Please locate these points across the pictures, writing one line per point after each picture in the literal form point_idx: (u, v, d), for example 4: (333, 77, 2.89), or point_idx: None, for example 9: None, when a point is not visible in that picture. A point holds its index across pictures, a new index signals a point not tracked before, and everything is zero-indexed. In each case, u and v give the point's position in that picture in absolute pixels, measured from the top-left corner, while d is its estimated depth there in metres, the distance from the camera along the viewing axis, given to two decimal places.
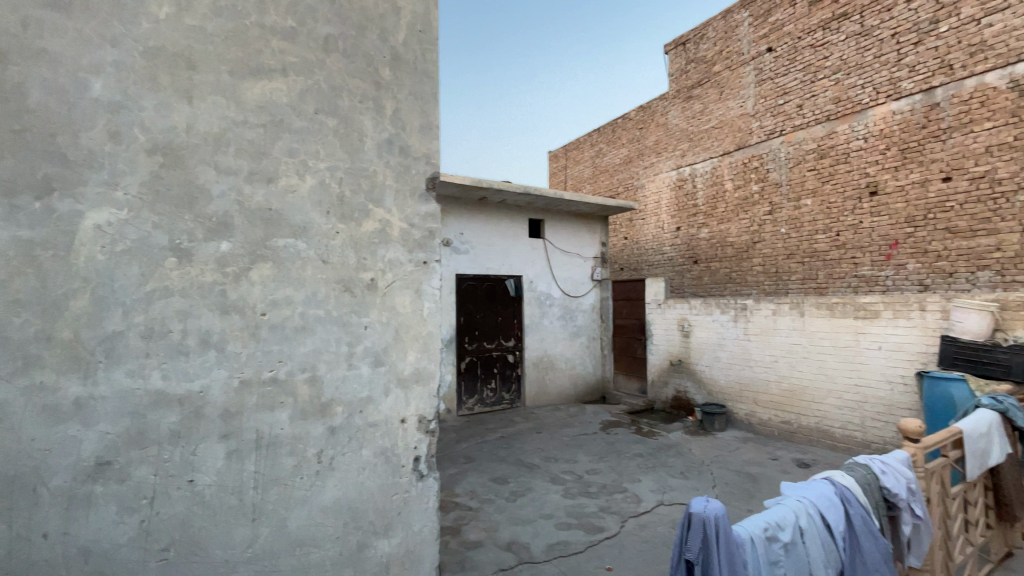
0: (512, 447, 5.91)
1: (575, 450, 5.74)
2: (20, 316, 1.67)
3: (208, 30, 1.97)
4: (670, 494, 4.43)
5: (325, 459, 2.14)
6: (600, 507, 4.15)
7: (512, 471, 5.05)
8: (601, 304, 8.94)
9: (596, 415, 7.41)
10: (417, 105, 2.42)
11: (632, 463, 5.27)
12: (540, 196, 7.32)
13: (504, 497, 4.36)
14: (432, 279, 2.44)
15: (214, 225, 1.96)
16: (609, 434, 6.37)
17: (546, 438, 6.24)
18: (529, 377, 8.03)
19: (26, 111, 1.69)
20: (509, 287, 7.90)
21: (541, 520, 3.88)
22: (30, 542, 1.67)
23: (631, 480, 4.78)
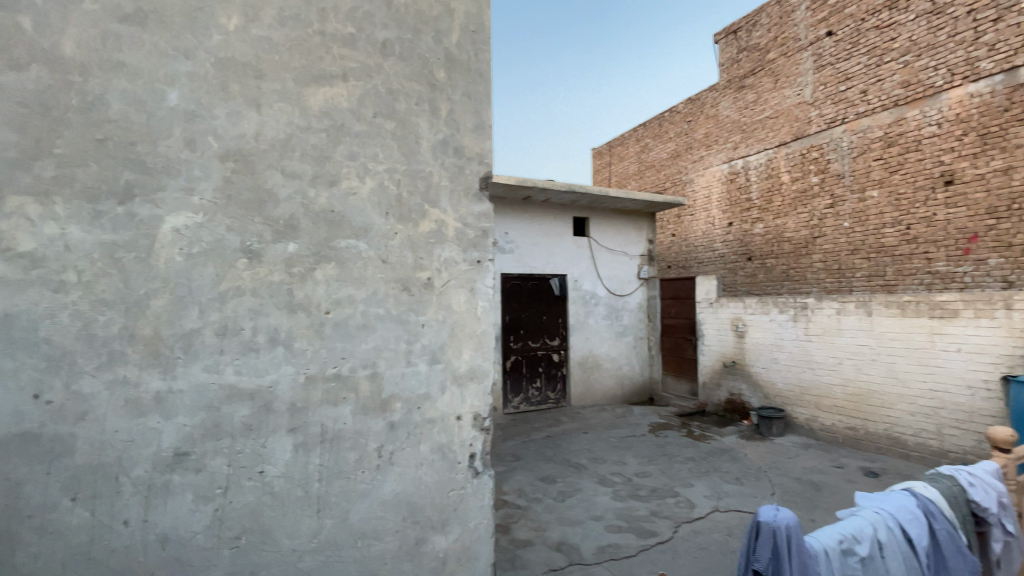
0: (560, 446, 5.86)
1: (624, 451, 5.62)
2: (105, 315, 1.80)
3: (274, 40, 2.05)
4: (726, 500, 4.25)
5: (386, 453, 2.19)
6: (651, 511, 4.04)
7: (561, 470, 5.01)
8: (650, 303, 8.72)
9: (645, 416, 7.24)
10: (471, 105, 2.43)
11: (684, 467, 5.09)
12: (585, 194, 7.21)
13: (553, 497, 4.32)
14: (487, 278, 2.43)
15: (282, 227, 2.04)
16: (660, 436, 6.20)
17: (594, 439, 6.15)
18: (575, 376, 7.92)
19: (106, 120, 1.82)
20: (554, 286, 7.85)
21: (591, 522, 3.82)
22: (111, 530, 1.79)
23: (684, 485, 4.61)
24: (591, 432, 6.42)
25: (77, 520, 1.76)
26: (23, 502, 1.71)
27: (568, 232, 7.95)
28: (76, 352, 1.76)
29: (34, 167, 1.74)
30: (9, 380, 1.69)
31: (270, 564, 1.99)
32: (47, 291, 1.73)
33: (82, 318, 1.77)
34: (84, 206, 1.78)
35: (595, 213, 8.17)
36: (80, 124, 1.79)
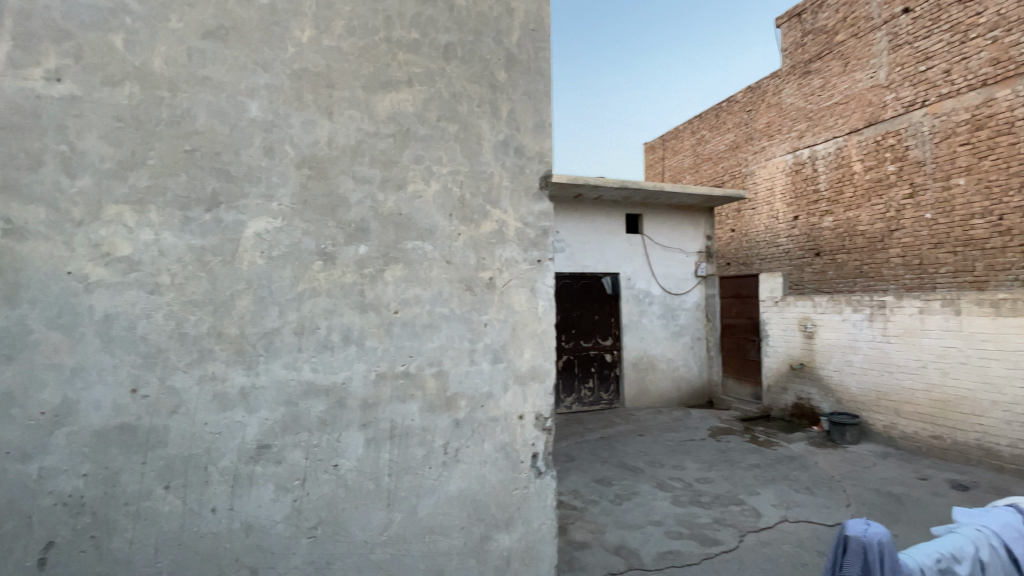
0: (614, 448, 5.74)
1: (683, 456, 5.42)
2: (195, 315, 1.88)
3: (344, 50, 2.11)
4: (796, 510, 4.01)
5: (451, 450, 2.22)
6: (713, 518, 3.87)
7: (617, 473, 4.90)
8: (708, 302, 8.36)
9: (704, 420, 6.95)
10: (531, 104, 2.41)
11: (749, 474, 4.84)
12: (639, 190, 7.03)
13: (610, 500, 4.24)
14: (547, 277, 2.40)
15: (354, 230, 2.10)
16: (721, 441, 5.94)
17: (650, 441, 5.97)
18: (629, 378, 7.73)
19: (195, 133, 1.90)
20: (606, 285, 7.72)
21: (650, 527, 3.71)
22: (201, 515, 1.88)
23: (749, 493, 4.39)
24: (648, 435, 6.24)
25: (169, 506, 1.85)
26: (122, 489, 1.81)
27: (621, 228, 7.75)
28: (169, 350, 1.85)
29: (130, 178, 1.83)
30: (111, 376, 1.79)
31: (344, 554, 2.04)
32: (143, 294, 1.83)
33: (174, 318, 1.86)
34: (175, 214, 1.87)
35: (650, 209, 7.94)
36: (170, 136, 1.87)
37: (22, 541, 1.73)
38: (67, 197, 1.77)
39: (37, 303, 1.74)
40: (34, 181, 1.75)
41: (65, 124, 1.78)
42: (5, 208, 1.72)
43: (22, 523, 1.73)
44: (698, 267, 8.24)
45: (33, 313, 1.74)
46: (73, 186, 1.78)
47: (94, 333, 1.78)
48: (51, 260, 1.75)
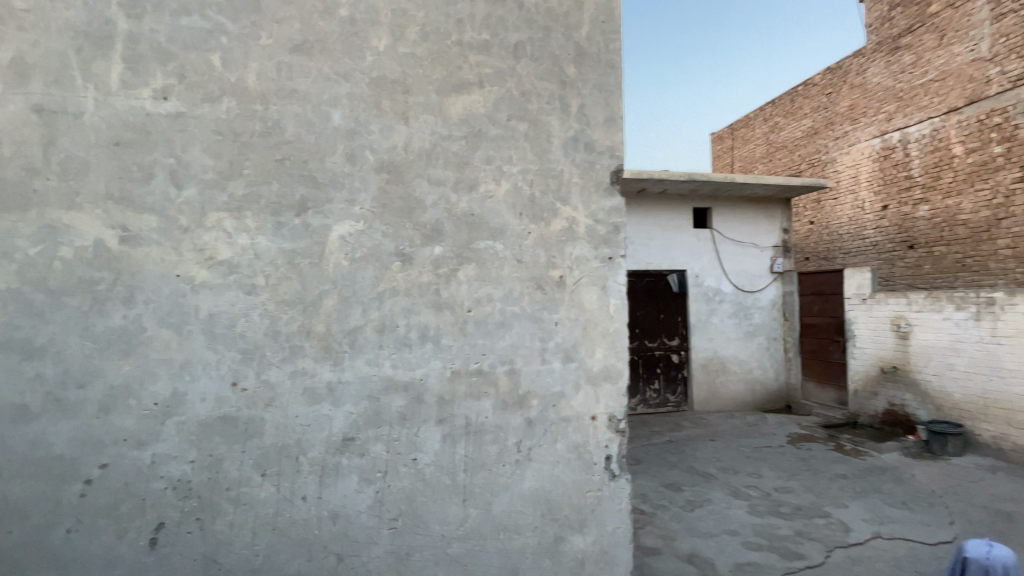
0: (683, 452, 5.51)
1: (759, 463, 5.11)
2: (287, 314, 1.98)
3: (418, 55, 2.16)
4: (890, 526, 3.65)
5: (524, 449, 2.22)
6: (795, 531, 3.60)
7: (687, 478, 4.69)
8: (784, 301, 7.76)
9: (781, 426, 6.51)
10: (601, 98, 2.35)
11: (835, 486, 4.46)
12: (706, 182, 6.68)
13: (680, 506, 4.06)
14: (619, 275, 2.33)
15: (429, 231, 2.15)
16: (801, 449, 5.54)
17: (722, 447, 5.67)
18: (698, 379, 7.39)
19: (285, 143, 2.00)
20: (673, 282, 7.44)
21: (725, 536, 3.52)
22: (293, 503, 1.95)
23: (835, 505, 4.06)
24: (718, 440, 5.94)
25: (264, 493, 1.93)
26: (224, 475, 1.89)
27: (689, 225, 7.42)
28: (265, 346, 1.96)
29: (229, 187, 1.94)
30: (214, 370, 1.90)
31: (422, 547, 2.08)
32: (242, 294, 1.94)
33: (269, 317, 1.96)
34: (269, 219, 1.98)
35: (719, 202, 7.54)
36: (263, 147, 1.98)
37: (134, 523, 1.82)
38: (175, 206, 1.90)
39: (151, 303, 1.86)
40: (145, 192, 1.88)
41: (172, 139, 1.90)
42: (121, 216, 1.85)
43: (137, 505, 1.83)
44: (774, 263, 7.72)
45: (147, 313, 1.86)
46: (180, 196, 1.90)
47: (199, 330, 1.90)
48: (162, 264, 1.87)
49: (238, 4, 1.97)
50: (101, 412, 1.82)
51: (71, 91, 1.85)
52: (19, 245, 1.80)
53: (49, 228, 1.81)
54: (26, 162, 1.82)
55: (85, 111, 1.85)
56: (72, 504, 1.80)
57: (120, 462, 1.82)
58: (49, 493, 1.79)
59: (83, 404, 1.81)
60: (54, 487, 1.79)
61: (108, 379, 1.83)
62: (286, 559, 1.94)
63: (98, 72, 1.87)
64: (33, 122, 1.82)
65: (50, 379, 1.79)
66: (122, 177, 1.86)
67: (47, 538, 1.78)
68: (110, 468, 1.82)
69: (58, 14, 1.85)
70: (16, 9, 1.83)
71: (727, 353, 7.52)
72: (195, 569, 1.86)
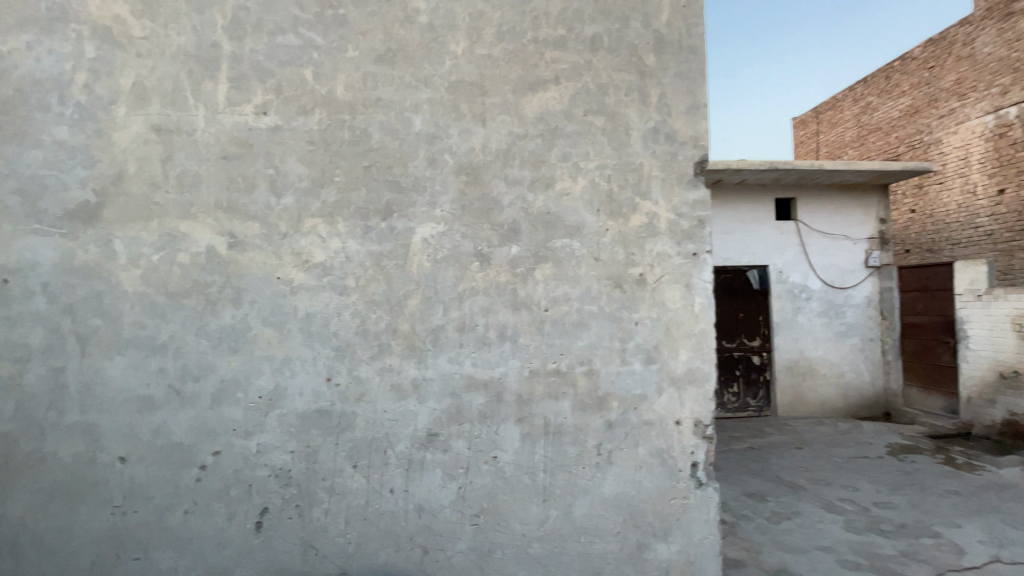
0: (766, 460, 5.14)
1: (855, 474, 4.65)
2: (376, 313, 2.06)
3: (495, 56, 2.17)
4: (1015, 552, 3.21)
5: (605, 452, 2.16)
6: (900, 551, 3.24)
7: (773, 488, 4.35)
8: (882, 298, 6.96)
9: (879, 435, 5.90)
10: (683, 86, 2.24)
11: (945, 503, 3.98)
12: (788, 170, 6.10)
13: (765, 517, 3.75)
14: (704, 272, 2.21)
15: (506, 231, 2.13)
16: (905, 461, 4.99)
17: (810, 456, 5.22)
18: (782, 383, 6.83)
19: (371, 150, 2.08)
20: (753, 278, 6.90)
21: (817, 552, 3.21)
22: (382, 495, 2.02)
23: (948, 525, 3.61)
24: (806, 449, 5.47)
25: (356, 484, 2.01)
26: (320, 466, 1.99)
27: (770, 216, 6.88)
28: (356, 344, 2.05)
29: (322, 194, 2.05)
30: (311, 366, 2.01)
31: (503, 544, 2.09)
32: (335, 295, 2.04)
33: (359, 316, 2.05)
34: (358, 224, 2.06)
35: (804, 192, 6.91)
36: (352, 154, 2.07)
37: (242, 507, 1.95)
38: (275, 213, 2.02)
39: (255, 303, 1.99)
40: (250, 201, 2.00)
41: (272, 151, 2.02)
42: (230, 225, 1.99)
43: (243, 491, 1.95)
44: (869, 257, 6.91)
45: (253, 312, 1.99)
46: (279, 204, 2.02)
47: (298, 329, 2.02)
48: (265, 267, 2.00)
49: (327, 20, 2.07)
50: (212, 404, 1.95)
51: (184, 110, 1.98)
52: (144, 253, 1.94)
53: (168, 237, 1.96)
54: (148, 177, 1.96)
55: (196, 128, 1.98)
56: (189, 488, 1.93)
57: (229, 450, 1.95)
58: (169, 478, 1.92)
59: (197, 397, 1.94)
60: (174, 472, 1.93)
61: (219, 373, 1.96)
62: (375, 548, 2.01)
63: (206, 91, 1.99)
64: (154, 140, 1.96)
65: (170, 373, 1.94)
66: (230, 188, 1.99)
67: (168, 520, 1.92)
68: (220, 456, 1.95)
69: (171, 39, 1.98)
70: (134, 37, 1.97)
71: (815, 356, 6.87)
72: (295, 554, 1.97)
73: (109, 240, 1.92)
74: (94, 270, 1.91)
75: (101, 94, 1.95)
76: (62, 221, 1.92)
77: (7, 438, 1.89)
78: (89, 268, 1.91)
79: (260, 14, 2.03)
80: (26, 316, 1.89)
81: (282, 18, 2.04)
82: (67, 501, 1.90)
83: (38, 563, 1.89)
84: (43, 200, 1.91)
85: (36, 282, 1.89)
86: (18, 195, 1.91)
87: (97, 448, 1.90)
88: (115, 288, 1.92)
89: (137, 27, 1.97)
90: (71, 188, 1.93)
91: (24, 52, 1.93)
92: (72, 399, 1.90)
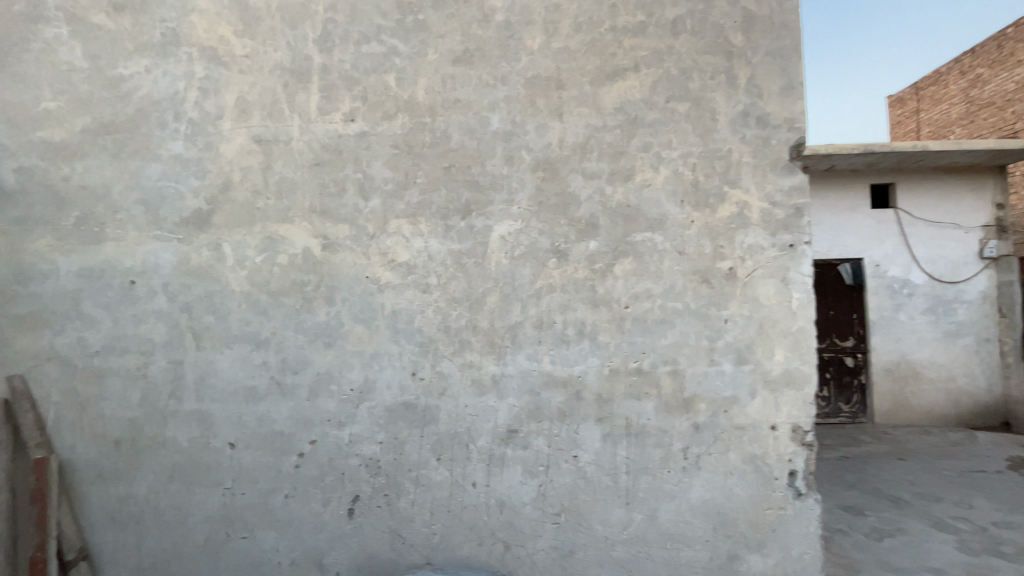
0: (862, 470, 4.67)
1: (972, 490, 4.13)
2: (456, 310, 2.08)
3: (572, 48, 2.12)
4: None
5: (692, 456, 2.05)
6: None
7: (871, 501, 3.94)
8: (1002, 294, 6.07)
9: (1000, 446, 5.20)
10: (776, 65, 2.08)
11: None
12: (886, 155, 5.39)
13: (863, 533, 3.35)
14: (803, 265, 2.04)
15: (585, 226, 2.08)
16: None
17: (916, 468, 4.68)
18: (881, 388, 6.17)
19: (450, 150, 2.11)
20: (844, 273, 6.29)
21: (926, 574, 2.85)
22: (464, 489, 2.05)
23: None
24: (910, 461, 4.90)
25: (440, 477, 2.06)
26: (406, 457, 2.06)
27: (866, 205, 6.22)
28: (438, 340, 2.08)
29: (405, 196, 2.11)
30: (397, 361, 2.08)
31: (586, 546, 2.05)
32: (418, 293, 2.09)
33: (440, 313, 2.08)
34: (439, 223, 2.10)
35: (905, 176, 6.15)
36: (432, 155, 2.11)
37: (336, 493, 2.05)
38: (363, 215, 2.10)
39: (346, 301, 2.09)
40: (340, 204, 2.11)
41: (359, 156, 2.11)
42: (323, 227, 2.10)
43: (337, 478, 2.06)
44: (984, 247, 6.04)
45: (344, 309, 2.09)
46: (367, 207, 2.11)
47: (385, 326, 2.09)
48: (355, 267, 2.10)
49: (407, 25, 2.12)
50: (310, 396, 2.07)
51: (282, 122, 2.12)
52: (249, 255, 2.10)
53: (269, 240, 2.10)
54: (252, 185, 2.11)
55: (292, 137, 2.12)
56: (289, 473, 2.06)
57: (325, 439, 2.06)
58: (272, 464, 2.06)
59: (296, 388, 2.08)
60: (276, 457, 2.06)
61: (315, 367, 2.08)
62: (459, 541, 2.05)
63: (301, 102, 2.12)
64: (256, 150, 2.12)
65: (273, 366, 2.08)
66: (322, 193, 2.11)
67: (271, 502, 2.06)
68: (317, 444, 2.06)
69: (269, 56, 2.13)
70: (237, 56, 2.13)
71: (921, 359, 6.15)
72: (384, 541, 2.05)
73: (219, 243, 2.10)
74: (207, 271, 2.10)
75: (210, 110, 2.13)
76: (179, 228, 2.11)
77: (133, 424, 2.08)
78: (203, 269, 2.10)
79: (347, 26, 2.12)
80: (149, 313, 2.09)
81: (366, 27, 2.12)
82: (184, 482, 2.07)
83: (160, 538, 2.07)
84: (163, 209, 2.11)
85: (158, 283, 2.10)
86: (141, 204, 2.11)
87: (210, 434, 2.07)
88: (225, 287, 2.10)
89: (239, 46, 2.13)
90: (186, 197, 2.11)
91: (144, 75, 2.15)
92: (188, 389, 2.08)
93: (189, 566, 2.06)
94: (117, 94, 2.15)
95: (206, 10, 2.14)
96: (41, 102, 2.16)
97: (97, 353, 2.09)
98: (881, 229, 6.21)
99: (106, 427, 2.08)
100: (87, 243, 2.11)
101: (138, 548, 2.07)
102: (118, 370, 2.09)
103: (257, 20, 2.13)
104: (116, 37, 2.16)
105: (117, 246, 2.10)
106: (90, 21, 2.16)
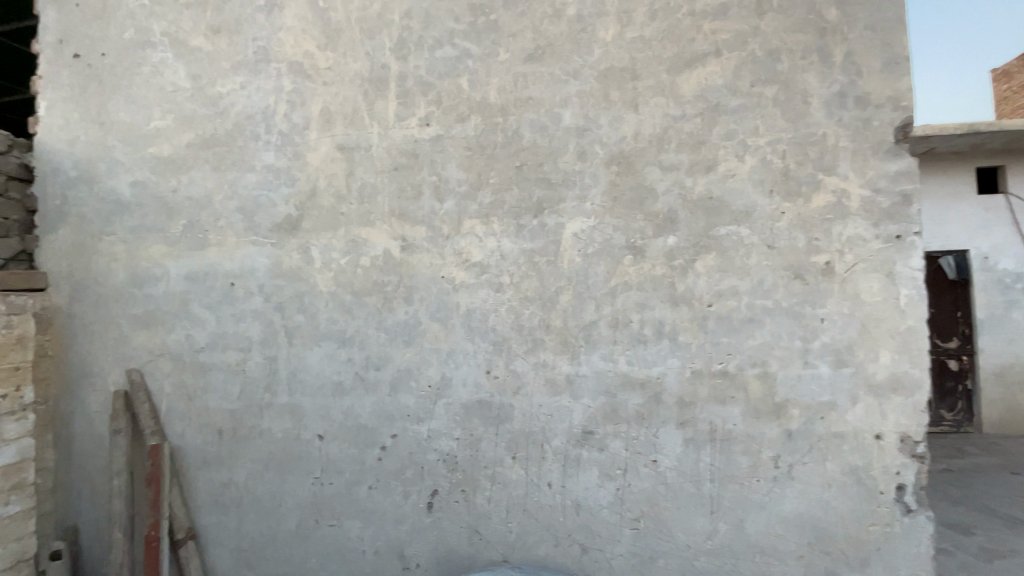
0: (971, 483, 4.17)
1: None
2: (530, 309, 2.07)
3: (647, 37, 2.04)
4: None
5: (783, 465, 1.92)
6: None
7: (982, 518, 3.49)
8: None
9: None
10: (878, 39, 1.89)
11: None
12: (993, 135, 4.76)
13: (974, 553, 2.95)
14: (912, 258, 1.84)
15: (663, 221, 2.00)
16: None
17: None
18: (991, 395, 5.46)
19: (522, 148, 2.10)
20: (945, 266, 5.61)
21: None
22: (540, 488, 2.04)
23: None
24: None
25: (516, 476, 2.05)
26: (482, 454, 2.07)
27: (972, 191, 5.54)
28: (512, 339, 2.08)
29: (478, 196, 2.12)
30: (473, 359, 2.10)
31: (667, 553, 1.97)
32: (492, 292, 2.09)
33: (513, 312, 2.08)
34: (511, 222, 2.09)
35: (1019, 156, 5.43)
36: (505, 155, 2.11)
37: (416, 487, 2.11)
38: (438, 216, 2.14)
39: (424, 300, 2.14)
40: (417, 206, 2.16)
41: (434, 159, 2.15)
42: (401, 229, 2.17)
43: (416, 472, 2.12)
44: None
45: (421, 309, 2.14)
46: (442, 208, 2.14)
47: (460, 325, 2.11)
48: (431, 267, 2.14)
49: (479, 27, 2.14)
50: (391, 391, 2.15)
51: (361, 129, 2.21)
52: (334, 257, 2.21)
53: (352, 243, 2.20)
54: (336, 191, 2.22)
55: (371, 143, 2.20)
56: (372, 466, 2.15)
57: (405, 434, 2.13)
58: (357, 456, 2.16)
59: (378, 383, 2.16)
60: (360, 450, 2.16)
61: (395, 364, 2.15)
62: (535, 541, 2.04)
63: (379, 109, 2.20)
64: (339, 158, 2.22)
65: (356, 362, 2.18)
66: (399, 196, 2.18)
67: (356, 493, 2.15)
68: (397, 438, 2.13)
69: (350, 66, 2.23)
70: (320, 68, 2.25)
71: None
72: (462, 537, 2.08)
73: (307, 246, 2.23)
74: (297, 273, 2.23)
75: (297, 121, 2.26)
76: (272, 233, 2.26)
77: (233, 415, 2.25)
78: (293, 271, 2.23)
79: (421, 32, 2.18)
80: (246, 312, 2.26)
81: (440, 32, 2.17)
82: (278, 470, 2.21)
83: (257, 522, 2.22)
84: (257, 216, 2.27)
85: (254, 285, 2.26)
86: (238, 212, 2.29)
87: (301, 426, 2.20)
88: (313, 288, 2.22)
89: (323, 59, 2.25)
90: (277, 205, 2.26)
91: (239, 92, 2.32)
92: (281, 383, 2.22)
93: (283, 549, 2.20)
94: (216, 111, 2.33)
95: (292, 27, 2.28)
96: (154, 122, 2.39)
97: (202, 349, 2.29)
98: (991, 217, 5.49)
99: (210, 417, 2.27)
100: (193, 248, 2.31)
101: (238, 530, 2.23)
102: (221, 364, 2.27)
103: (338, 33, 2.24)
104: (215, 58, 2.35)
105: (219, 250, 2.29)
106: (191, 45, 2.38)
